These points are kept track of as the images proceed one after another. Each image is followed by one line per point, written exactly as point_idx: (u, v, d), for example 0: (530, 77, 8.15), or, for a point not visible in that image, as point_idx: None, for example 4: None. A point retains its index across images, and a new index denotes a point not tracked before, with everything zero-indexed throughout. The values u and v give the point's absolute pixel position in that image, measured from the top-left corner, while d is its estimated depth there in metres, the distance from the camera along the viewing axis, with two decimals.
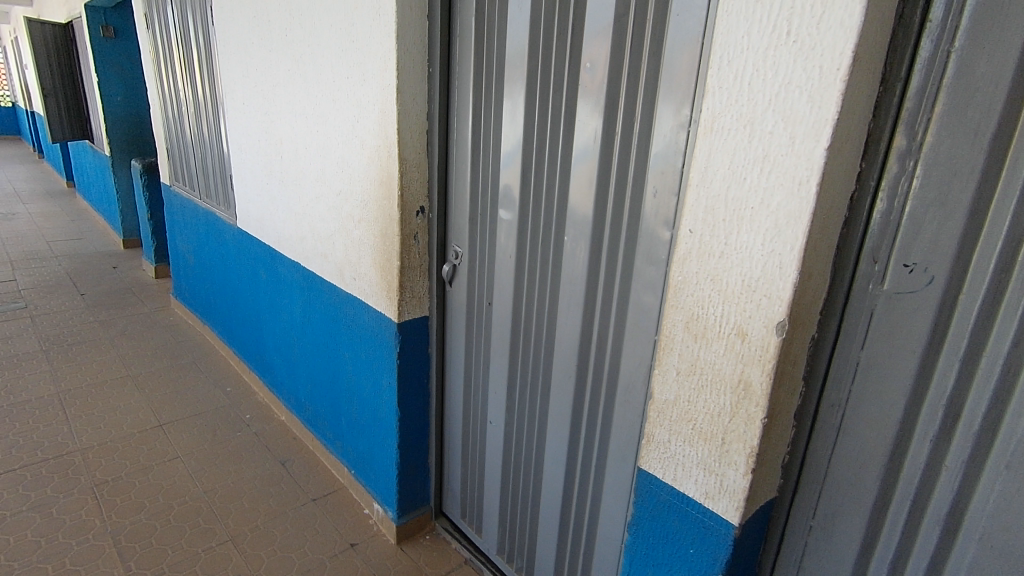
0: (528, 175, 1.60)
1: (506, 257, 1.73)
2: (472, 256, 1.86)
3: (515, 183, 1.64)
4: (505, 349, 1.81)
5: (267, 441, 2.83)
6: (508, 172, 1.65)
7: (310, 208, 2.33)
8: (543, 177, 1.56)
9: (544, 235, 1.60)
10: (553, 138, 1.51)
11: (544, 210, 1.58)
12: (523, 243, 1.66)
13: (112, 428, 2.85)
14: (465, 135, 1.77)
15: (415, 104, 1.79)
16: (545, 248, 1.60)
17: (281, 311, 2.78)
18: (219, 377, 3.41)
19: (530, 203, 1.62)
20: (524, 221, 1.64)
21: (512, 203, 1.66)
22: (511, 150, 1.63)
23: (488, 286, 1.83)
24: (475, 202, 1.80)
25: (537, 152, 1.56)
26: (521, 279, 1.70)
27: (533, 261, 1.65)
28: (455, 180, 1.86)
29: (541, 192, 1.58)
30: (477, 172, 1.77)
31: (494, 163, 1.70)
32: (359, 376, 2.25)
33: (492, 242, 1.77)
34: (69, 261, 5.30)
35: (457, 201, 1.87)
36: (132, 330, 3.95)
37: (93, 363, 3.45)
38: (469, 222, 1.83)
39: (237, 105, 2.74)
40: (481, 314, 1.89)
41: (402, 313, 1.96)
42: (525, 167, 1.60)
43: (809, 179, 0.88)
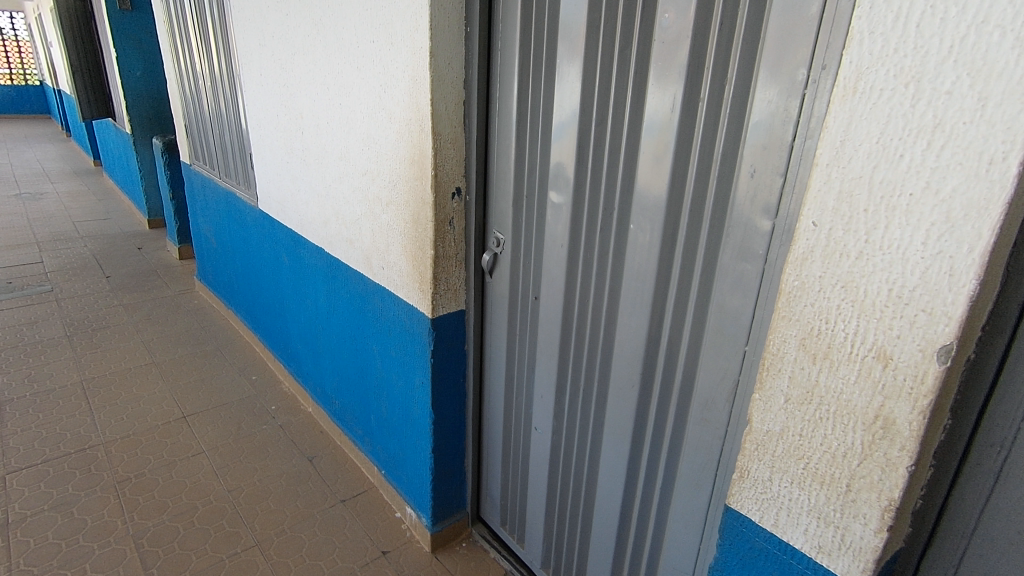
0: (585, 152, 1.37)
1: (556, 247, 1.51)
2: (517, 245, 1.65)
3: (568, 161, 1.41)
4: (554, 350, 1.61)
5: (294, 436, 2.70)
6: (560, 148, 1.42)
7: (333, 190, 2.13)
8: (603, 155, 1.33)
9: (603, 222, 1.37)
10: (617, 107, 1.27)
11: (605, 192, 1.35)
12: (577, 232, 1.44)
13: (136, 420, 2.75)
14: (509, 105, 1.54)
15: (452, 70, 1.55)
16: (603, 237, 1.38)
17: (305, 299, 2.62)
18: (243, 366, 3.30)
19: (586, 185, 1.39)
20: (578, 206, 1.42)
21: (564, 185, 1.44)
22: (565, 122, 1.39)
23: (534, 279, 1.62)
24: (521, 184, 1.57)
25: (597, 125, 1.32)
26: (573, 272, 1.49)
27: (589, 253, 1.43)
28: (496, 158, 1.63)
29: (600, 171, 1.35)
30: (522, 149, 1.54)
31: (543, 137, 1.47)
32: (390, 373, 2.08)
33: (540, 230, 1.56)
34: (96, 243, 5.26)
35: (498, 181, 1.64)
36: (157, 314, 3.87)
37: (117, 350, 3.37)
38: (513, 206, 1.62)
39: (254, 77, 2.53)
40: (527, 310, 1.69)
41: (436, 307, 1.76)
42: (581, 141, 1.37)
43: (1007, 156, 0.64)
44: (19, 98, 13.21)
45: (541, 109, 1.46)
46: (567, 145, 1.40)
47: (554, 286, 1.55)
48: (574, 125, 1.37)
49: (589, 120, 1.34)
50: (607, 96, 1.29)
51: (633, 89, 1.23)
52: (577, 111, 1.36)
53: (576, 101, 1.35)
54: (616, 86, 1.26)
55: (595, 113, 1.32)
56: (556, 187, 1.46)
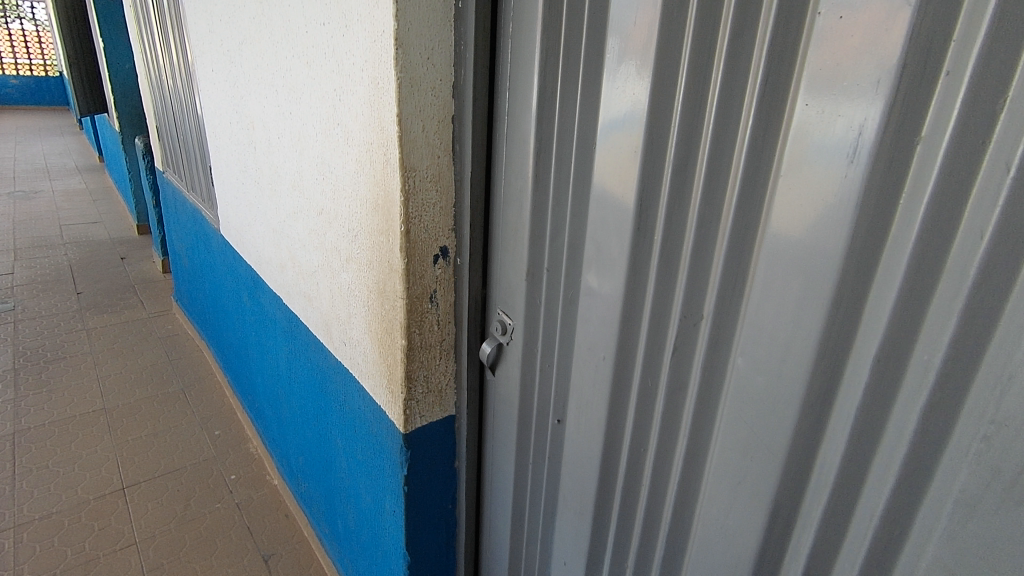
0: (651, 213, 0.78)
1: (594, 358, 0.93)
2: (533, 336, 1.07)
3: (621, 225, 0.83)
4: (583, 507, 1.04)
5: (251, 521, 2.29)
6: (608, 202, 0.84)
7: (288, 226, 1.60)
8: (685, 222, 0.74)
9: (680, 337, 0.78)
10: (717, 139, 0.68)
11: (685, 287, 0.76)
12: (629, 343, 0.87)
13: (65, 491, 2.40)
14: (523, 125, 0.96)
15: (433, 69, 0.98)
16: (678, 362, 0.79)
17: (268, 356, 2.13)
18: (208, 418, 2.92)
19: (652, 269, 0.80)
20: (634, 302, 0.84)
21: (612, 263, 0.86)
22: (618, 160, 0.81)
23: (557, 393, 1.06)
24: (539, 249, 1.00)
25: (674, 171, 0.73)
26: (619, 402, 0.91)
27: (649, 380, 0.85)
28: (502, 205, 1.06)
29: (679, 249, 0.76)
30: (542, 195, 0.96)
31: (579, 180, 0.89)
32: (356, 478, 1.57)
33: (568, 322, 0.99)
34: (78, 252, 5.10)
35: (505, 239, 1.07)
36: (122, 345, 3.58)
37: (66, 396, 3.04)
38: (527, 281, 1.04)
39: (207, 74, 2.00)
40: (543, 433, 1.12)
41: (411, 417, 1.21)
42: (644, 195, 0.78)
43: None
44: (38, 89, 13.09)
45: (577, 134, 0.88)
46: (619, 197, 0.82)
47: (588, 415, 0.98)
48: (634, 166, 0.78)
49: (662, 160, 0.75)
50: (700, 118, 0.70)
51: (755, 108, 0.63)
52: (639, 143, 0.77)
53: (638, 125, 0.76)
54: (719, 100, 0.67)
55: (671, 150, 0.73)
56: (598, 263, 0.89)
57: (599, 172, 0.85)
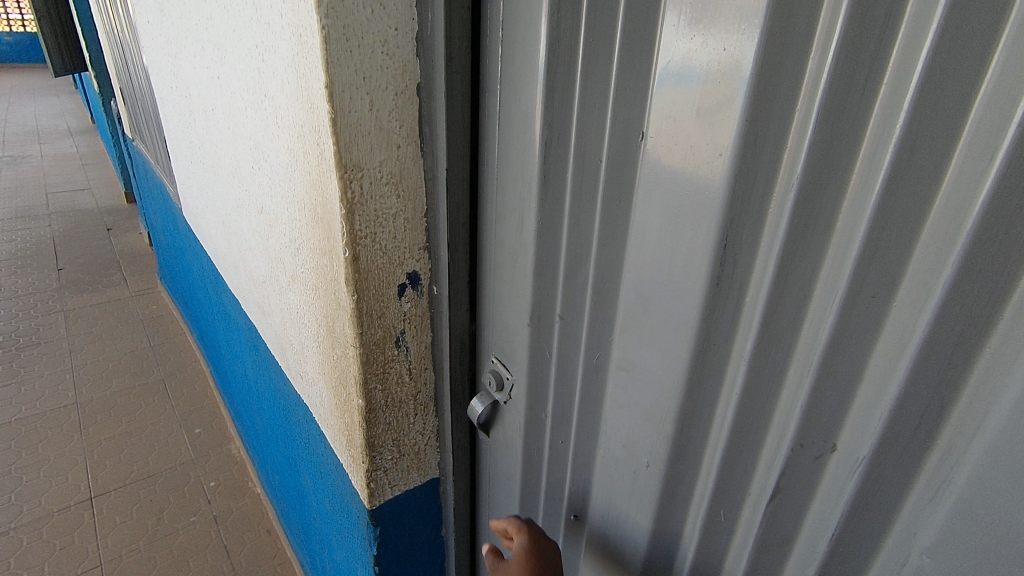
0: (744, 266, 0.45)
1: (630, 460, 0.62)
2: (541, 401, 0.76)
3: (684, 278, 0.50)
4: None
5: (229, 538, 2.03)
6: (660, 235, 0.51)
7: (234, 221, 1.28)
8: (813, 288, 0.42)
9: (785, 473, 0.46)
10: (908, 145, 0.34)
11: (804, 398, 0.43)
12: (689, 453, 0.55)
13: (26, 502, 2.17)
14: (524, 99, 0.62)
15: (382, 10, 0.62)
16: (777, 509, 0.48)
17: (237, 362, 1.84)
18: (188, 413, 2.67)
19: (740, 354, 0.48)
20: (701, 397, 0.52)
21: (666, 332, 0.53)
22: (683, 164, 0.47)
23: (574, 483, 0.75)
24: (549, 289, 0.68)
25: (798, 199, 0.40)
26: (667, 530, 0.61)
27: (720, 514, 0.54)
28: (495, 215, 0.72)
29: (795, 332, 0.44)
30: (554, 209, 0.63)
31: (613, 192, 0.56)
32: (327, 526, 1.29)
33: (592, 396, 0.67)
34: (63, 222, 4.83)
35: (500, 264, 0.74)
36: (101, 328, 3.34)
37: (37, 391, 2.80)
38: (531, 328, 0.72)
39: (144, 27, 1.64)
40: (554, 525, 0.83)
41: (378, 489, 0.91)
42: (730, 237, 0.45)
43: None
44: (32, 47, 12.65)
45: (613, 118, 0.54)
46: (682, 232, 0.49)
47: (618, 530, 0.67)
48: (715, 182, 0.44)
49: (774, 178, 0.42)
50: (867, 102, 0.36)
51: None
52: (727, 140, 0.43)
53: (728, 107, 0.42)
54: (918, 62, 0.33)
55: (798, 158, 0.40)
56: (642, 325, 0.56)
57: (648, 183, 0.51)
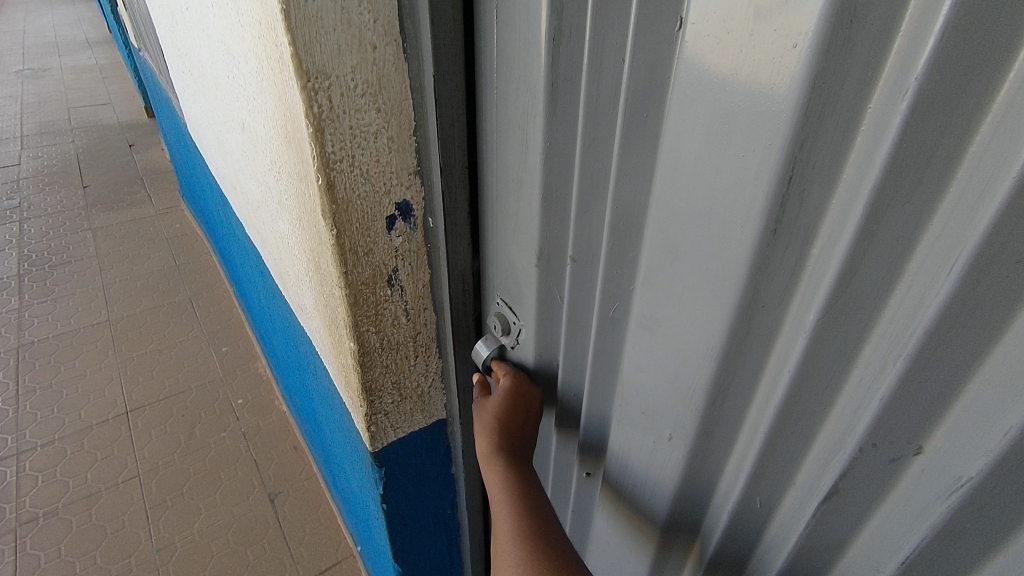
0: (810, 217, 0.37)
1: (649, 429, 0.59)
2: (553, 348, 0.70)
3: (733, 213, 0.40)
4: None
5: (258, 453, 2.09)
6: (699, 166, 0.42)
7: (225, 139, 1.18)
8: (900, 268, 0.34)
9: (845, 475, 0.42)
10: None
11: (878, 401, 0.38)
12: (723, 409, 0.50)
13: (68, 415, 2.27)
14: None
15: None
16: (828, 511, 0.45)
17: (252, 285, 1.81)
18: (215, 332, 2.71)
19: (795, 326, 0.41)
20: (741, 355, 0.46)
21: (700, 288, 0.46)
22: (732, 67, 0.37)
23: (590, 434, 0.72)
24: (560, 226, 0.60)
25: (895, 145, 0.31)
26: (697, 483, 0.57)
27: (759, 498, 0.51)
28: (497, 135, 0.61)
29: (869, 318, 0.37)
30: (566, 140, 0.54)
31: (636, 118, 0.47)
32: (340, 453, 1.28)
33: (609, 347, 0.61)
34: (86, 138, 4.79)
35: (504, 193, 0.64)
36: (128, 247, 3.36)
37: (71, 308, 2.86)
38: (538, 270, 0.64)
39: None
40: (570, 467, 0.80)
41: (380, 434, 0.85)
42: (798, 167, 0.36)
43: None
44: None
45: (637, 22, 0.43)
46: (724, 161, 0.39)
47: (637, 488, 0.64)
48: (777, 102, 0.35)
49: (863, 98, 0.32)
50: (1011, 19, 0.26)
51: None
52: (799, 36, 0.32)
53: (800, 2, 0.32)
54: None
55: (895, 81, 0.30)
56: (669, 279, 0.49)
57: (682, 95, 0.41)
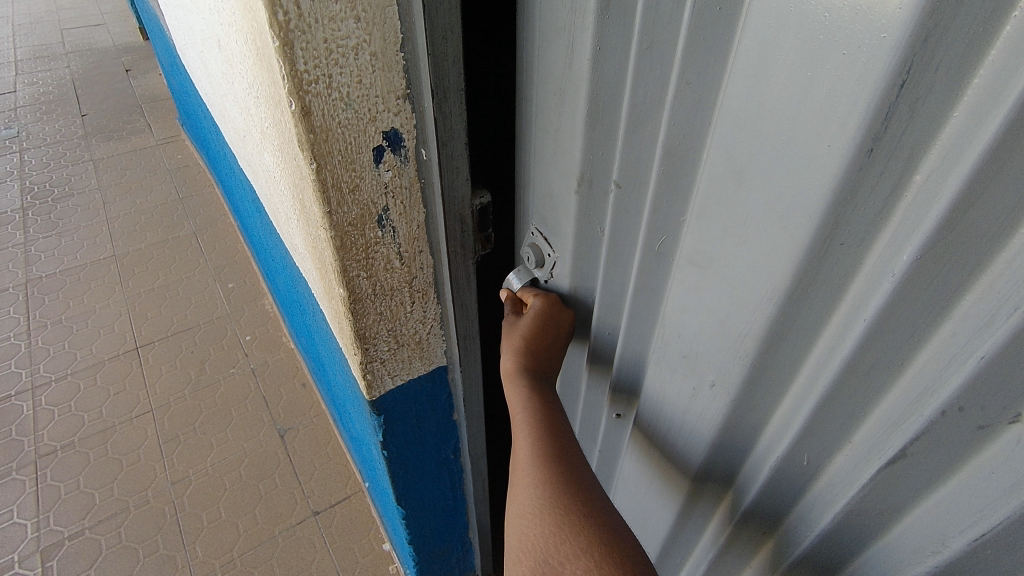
0: (916, 142, 0.34)
1: (690, 376, 0.59)
2: (587, 282, 0.69)
3: (823, 119, 0.37)
4: (648, 523, 0.78)
5: (267, 390, 2.10)
6: (782, 67, 0.38)
7: (206, 61, 1.08)
8: (1020, 223, 0.32)
9: (916, 439, 0.42)
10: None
11: (975, 363, 0.36)
12: (776, 351, 0.49)
13: (80, 350, 2.28)
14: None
15: None
16: (891, 475, 0.45)
17: (252, 221, 1.75)
18: (221, 267, 2.67)
19: (880, 267, 0.39)
20: (808, 296, 0.44)
21: (768, 221, 0.44)
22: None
23: (621, 371, 0.72)
24: (605, 147, 0.57)
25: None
26: (741, 425, 0.57)
27: (814, 458, 0.51)
28: (539, 41, 0.57)
29: (978, 265, 0.34)
30: (618, 49, 0.50)
31: (704, 26, 0.43)
32: (342, 395, 1.25)
33: (652, 280, 0.60)
34: (82, 62, 4.61)
35: (546, 112, 0.61)
36: (131, 179, 3.29)
37: (77, 242, 2.83)
38: (577, 199, 0.62)
39: None
40: (597, 400, 0.80)
41: (377, 383, 0.80)
42: (917, 68, 0.32)
43: None
44: None
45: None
46: (808, 48, 0.36)
47: (671, 426, 0.65)
48: None
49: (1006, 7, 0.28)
50: None
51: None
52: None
53: None
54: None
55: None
56: (731, 209, 0.46)
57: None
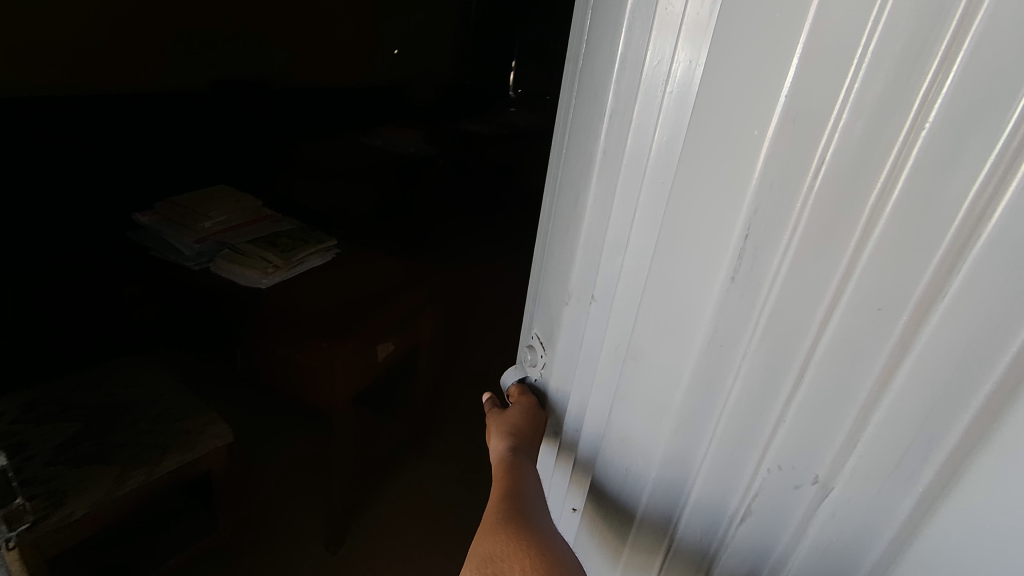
0: (759, 270, 0.48)
1: (626, 455, 0.66)
2: (571, 388, 0.73)
3: (710, 256, 0.51)
4: None
5: None
6: (687, 211, 0.52)
7: None
8: (810, 323, 0.46)
9: (762, 486, 0.53)
10: (930, 160, 0.38)
11: (788, 419, 0.50)
12: (682, 441, 0.59)
13: None
14: (607, 50, 0.59)
15: None
16: (751, 521, 0.56)
17: None
18: None
19: (739, 358, 0.51)
20: (706, 391, 0.55)
21: (675, 326, 0.56)
22: (727, 122, 0.47)
23: (585, 472, 0.74)
24: (591, 270, 0.66)
25: (822, 184, 0.43)
26: (657, 508, 0.64)
27: (715, 528, 0.59)
28: (562, 184, 0.70)
29: (791, 353, 0.48)
30: (604, 189, 0.62)
31: (653, 182, 0.56)
32: None
33: (606, 388, 0.67)
34: None
35: (554, 243, 0.73)
36: None
37: None
38: (570, 309, 0.70)
39: None
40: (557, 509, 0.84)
41: None
42: (754, 228, 0.47)
43: None
44: None
45: (671, 89, 0.53)
46: (706, 197, 0.50)
47: (624, 515, 0.69)
48: (776, 154, 0.44)
49: (802, 182, 0.44)
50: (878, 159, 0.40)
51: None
52: (778, 88, 0.43)
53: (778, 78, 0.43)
54: (964, 39, 0.35)
55: (835, 114, 0.41)
56: (654, 313, 0.58)
57: (696, 131, 0.50)
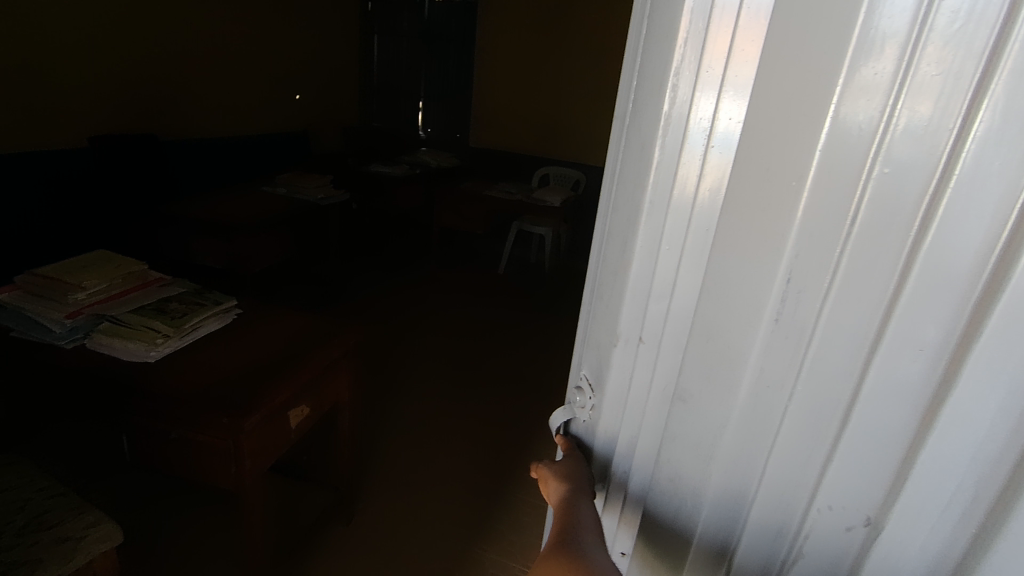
0: (802, 312, 0.46)
1: (674, 509, 0.60)
2: (617, 438, 0.66)
3: (752, 298, 0.48)
4: None
5: None
6: (731, 251, 0.49)
7: None
8: (858, 369, 0.43)
9: (809, 541, 0.49)
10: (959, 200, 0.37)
11: (828, 469, 0.46)
12: (732, 494, 0.54)
13: None
14: (657, 81, 0.54)
15: None
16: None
17: None
18: None
19: (783, 403, 0.48)
20: (753, 438, 0.51)
21: (719, 370, 0.52)
22: (766, 163, 0.45)
23: (635, 518, 0.66)
24: (635, 312, 0.60)
25: (861, 223, 0.41)
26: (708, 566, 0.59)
27: None
28: (612, 218, 0.63)
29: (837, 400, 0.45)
30: (653, 226, 0.56)
31: (699, 218, 0.52)
32: None
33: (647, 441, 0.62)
34: None
35: (603, 285, 0.65)
36: None
37: None
38: (618, 352, 0.63)
39: None
40: None
41: None
42: (795, 274, 0.46)
43: None
44: None
45: (714, 136, 0.50)
46: (750, 235, 0.47)
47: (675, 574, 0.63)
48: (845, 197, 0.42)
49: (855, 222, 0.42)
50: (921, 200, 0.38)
51: None
52: (818, 129, 0.42)
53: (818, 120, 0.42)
54: (995, 72, 0.35)
55: (871, 152, 0.40)
56: (700, 357, 0.53)
57: (739, 169, 0.47)
